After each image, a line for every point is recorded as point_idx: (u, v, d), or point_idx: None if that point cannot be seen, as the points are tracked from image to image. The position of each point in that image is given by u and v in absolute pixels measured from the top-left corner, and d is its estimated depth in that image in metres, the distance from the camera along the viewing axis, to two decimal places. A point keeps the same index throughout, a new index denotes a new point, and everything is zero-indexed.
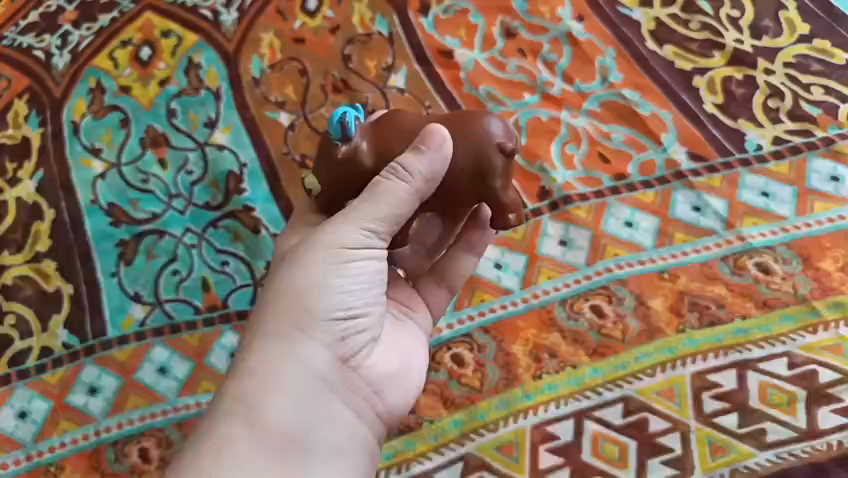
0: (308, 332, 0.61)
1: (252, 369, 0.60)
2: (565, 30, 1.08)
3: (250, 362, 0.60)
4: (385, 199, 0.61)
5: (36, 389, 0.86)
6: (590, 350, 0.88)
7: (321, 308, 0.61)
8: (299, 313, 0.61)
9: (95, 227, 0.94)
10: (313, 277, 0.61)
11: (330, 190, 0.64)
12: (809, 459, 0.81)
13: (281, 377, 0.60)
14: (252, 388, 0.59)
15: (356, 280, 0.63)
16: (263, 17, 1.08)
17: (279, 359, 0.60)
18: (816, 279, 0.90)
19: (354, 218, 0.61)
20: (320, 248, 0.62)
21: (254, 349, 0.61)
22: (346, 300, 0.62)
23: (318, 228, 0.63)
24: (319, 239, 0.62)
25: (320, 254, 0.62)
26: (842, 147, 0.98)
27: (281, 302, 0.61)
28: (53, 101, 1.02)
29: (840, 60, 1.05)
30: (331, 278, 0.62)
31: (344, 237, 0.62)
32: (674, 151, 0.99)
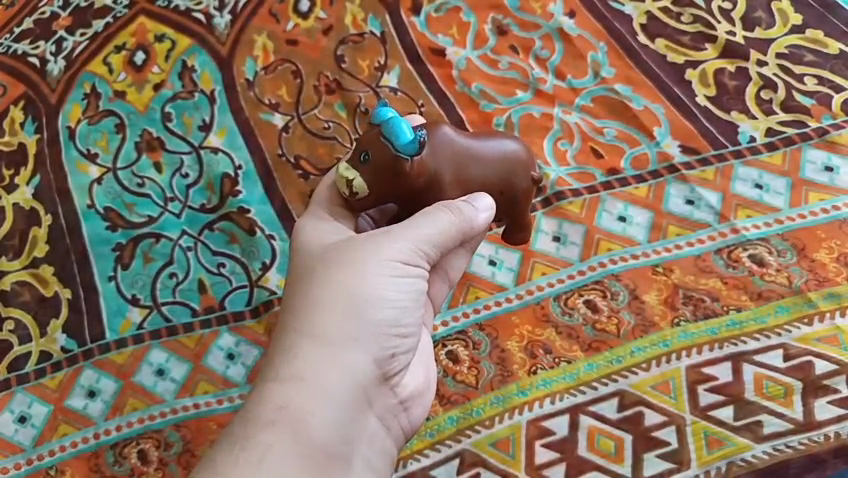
0: (354, 342, 0.60)
1: (299, 374, 0.59)
2: (557, 26, 1.09)
3: (295, 367, 0.59)
4: (436, 229, 0.62)
5: (36, 394, 0.87)
6: (584, 344, 0.89)
7: (372, 322, 0.61)
8: (350, 322, 0.60)
9: (93, 232, 0.95)
10: (361, 289, 0.61)
11: (372, 196, 0.63)
12: (806, 450, 0.81)
13: (330, 386, 0.59)
14: (300, 397, 0.58)
15: (406, 298, 0.63)
16: (256, 19, 1.08)
17: (328, 367, 0.59)
18: (811, 270, 0.90)
19: (408, 238, 0.62)
20: (376, 259, 0.61)
21: (299, 353, 0.59)
22: (389, 314, 0.62)
23: (367, 238, 0.63)
24: (374, 250, 0.62)
25: (370, 266, 0.61)
26: (836, 137, 0.98)
27: (333, 307, 0.60)
28: (49, 107, 1.03)
29: (834, 50, 1.05)
30: (385, 291, 0.61)
31: (396, 253, 0.62)
32: (667, 144, 0.99)
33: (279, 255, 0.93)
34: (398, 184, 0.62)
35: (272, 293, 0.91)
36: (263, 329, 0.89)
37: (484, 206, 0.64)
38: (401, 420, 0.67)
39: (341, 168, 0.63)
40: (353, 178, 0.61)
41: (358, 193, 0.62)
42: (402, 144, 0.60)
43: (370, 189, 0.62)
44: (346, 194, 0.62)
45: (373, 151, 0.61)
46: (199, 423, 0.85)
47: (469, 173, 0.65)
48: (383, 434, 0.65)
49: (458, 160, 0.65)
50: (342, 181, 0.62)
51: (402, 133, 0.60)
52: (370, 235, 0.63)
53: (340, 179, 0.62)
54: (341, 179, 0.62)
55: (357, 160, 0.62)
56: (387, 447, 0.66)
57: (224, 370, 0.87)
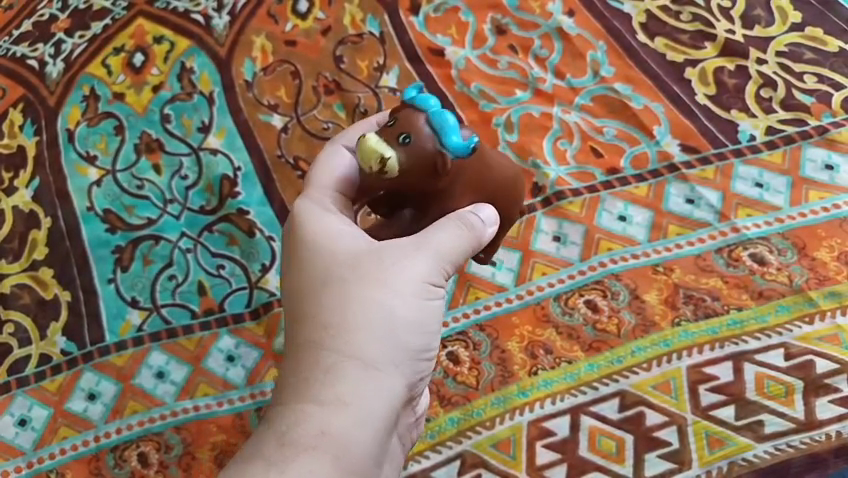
0: (395, 366, 0.59)
1: (341, 399, 0.57)
2: (556, 26, 1.08)
3: (337, 391, 0.57)
4: (453, 245, 0.61)
5: (36, 397, 0.87)
6: (584, 345, 0.89)
7: (411, 345, 0.60)
8: (389, 345, 0.58)
9: (92, 234, 0.95)
10: (403, 311, 0.59)
11: (399, 179, 0.60)
12: (807, 450, 0.81)
13: (372, 412, 0.57)
14: (344, 424, 0.56)
15: (435, 317, 0.61)
16: (254, 20, 1.08)
17: (370, 393, 0.57)
18: (811, 269, 0.90)
19: (440, 257, 0.60)
20: (411, 277, 0.59)
21: (339, 376, 0.57)
22: (424, 336, 0.61)
23: (399, 253, 0.60)
24: (411, 269, 0.60)
25: (410, 287, 0.59)
26: (836, 135, 0.98)
27: (372, 328, 0.58)
28: (48, 110, 1.02)
29: (833, 48, 1.05)
30: (421, 312, 0.60)
31: (431, 275, 0.60)
32: (666, 143, 0.99)
33: (279, 256, 0.93)
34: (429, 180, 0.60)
35: (272, 294, 0.91)
36: (263, 331, 0.89)
37: (492, 218, 0.63)
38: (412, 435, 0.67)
39: (373, 140, 0.59)
40: (389, 155, 0.58)
41: (387, 173, 0.59)
42: (450, 142, 0.59)
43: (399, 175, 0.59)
44: (371, 169, 0.59)
45: (416, 138, 0.59)
46: (199, 425, 0.84)
47: (486, 181, 0.63)
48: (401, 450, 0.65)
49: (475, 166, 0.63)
50: (374, 155, 0.58)
51: (453, 131, 0.59)
52: (402, 249, 0.60)
53: (371, 152, 0.58)
54: (374, 152, 0.58)
55: (395, 141, 0.60)
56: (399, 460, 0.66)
57: (224, 372, 0.87)
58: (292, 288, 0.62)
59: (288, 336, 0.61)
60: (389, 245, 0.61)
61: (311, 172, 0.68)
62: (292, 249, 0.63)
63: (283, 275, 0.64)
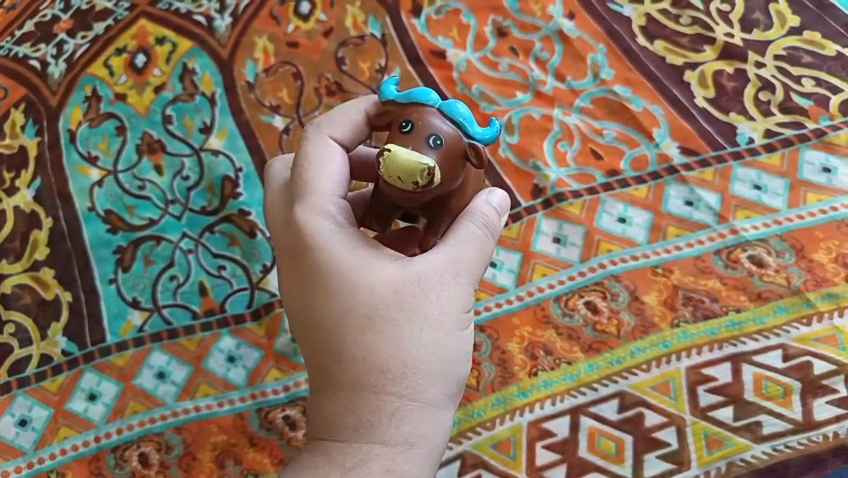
0: (447, 397, 0.60)
1: (408, 439, 0.57)
2: (556, 28, 1.09)
3: (403, 432, 0.57)
4: (480, 258, 0.63)
5: (36, 397, 0.87)
6: (585, 346, 0.89)
7: (459, 373, 0.61)
8: (445, 380, 0.59)
9: (93, 234, 0.95)
10: (453, 344, 0.60)
11: (437, 187, 0.61)
12: (805, 450, 0.81)
13: (433, 444, 0.59)
14: (411, 461, 0.58)
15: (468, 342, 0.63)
16: (257, 21, 1.08)
17: (432, 430, 0.59)
18: (809, 270, 0.90)
19: (470, 279, 0.62)
20: (455, 309, 0.60)
21: (404, 416, 0.57)
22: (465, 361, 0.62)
23: (438, 281, 0.60)
24: (452, 299, 0.60)
25: (455, 318, 0.60)
26: (834, 138, 0.99)
27: (432, 367, 0.59)
28: (50, 110, 1.02)
29: (830, 52, 1.05)
30: (464, 343, 0.61)
31: (467, 301, 0.61)
32: (666, 145, 1.00)
33: None
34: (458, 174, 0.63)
35: (273, 295, 0.91)
36: (264, 331, 0.89)
37: (505, 204, 0.67)
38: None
39: (406, 154, 0.58)
40: (432, 164, 0.58)
41: (431, 184, 0.59)
42: (472, 127, 0.62)
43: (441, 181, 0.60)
44: (415, 183, 0.59)
45: (442, 137, 0.61)
46: (200, 426, 0.85)
47: (480, 174, 0.68)
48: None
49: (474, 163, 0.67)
50: (420, 169, 0.58)
51: (469, 116, 0.62)
52: (440, 276, 0.60)
53: (415, 168, 0.58)
54: (416, 166, 0.58)
55: (428, 145, 0.60)
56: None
57: (225, 373, 0.87)
58: (328, 321, 0.59)
59: (330, 372, 0.59)
60: (429, 273, 0.60)
61: (307, 170, 0.64)
62: (317, 275, 0.60)
63: (305, 301, 0.61)
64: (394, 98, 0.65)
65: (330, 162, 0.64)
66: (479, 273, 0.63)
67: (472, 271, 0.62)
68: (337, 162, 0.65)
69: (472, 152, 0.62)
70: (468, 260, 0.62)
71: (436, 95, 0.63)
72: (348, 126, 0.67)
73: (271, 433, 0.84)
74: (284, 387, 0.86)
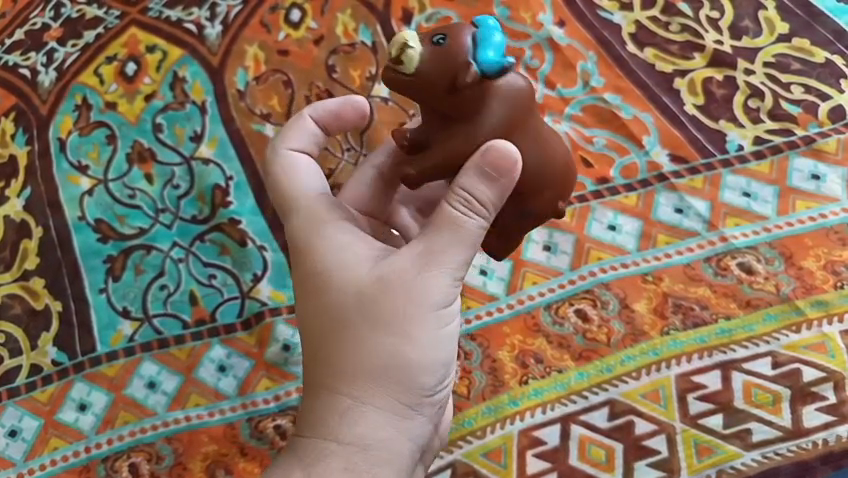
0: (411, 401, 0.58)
1: (363, 442, 0.56)
2: (546, 36, 1.09)
3: (357, 436, 0.56)
4: (456, 239, 0.56)
5: (26, 408, 0.87)
6: (575, 353, 0.89)
7: (429, 378, 0.58)
8: (408, 385, 0.57)
9: (84, 243, 0.95)
10: (416, 349, 0.56)
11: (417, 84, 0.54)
12: (795, 458, 0.81)
13: (391, 446, 0.58)
14: (369, 466, 0.57)
15: (452, 340, 0.59)
16: (247, 29, 1.08)
17: (391, 432, 0.57)
18: (798, 278, 0.91)
19: (445, 272, 0.56)
20: (423, 311, 0.56)
21: (359, 420, 0.56)
22: (443, 363, 0.59)
23: (407, 280, 0.55)
24: (420, 300, 0.55)
25: (422, 321, 0.56)
26: (823, 145, 0.99)
27: (391, 373, 0.56)
28: (40, 119, 1.02)
29: (819, 59, 1.06)
30: (437, 346, 0.57)
31: (442, 299, 0.56)
32: (655, 153, 1.00)
33: (270, 266, 0.93)
34: (460, 106, 0.54)
35: (263, 304, 0.91)
36: (255, 341, 0.89)
37: (512, 169, 0.54)
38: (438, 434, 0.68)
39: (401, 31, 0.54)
40: (411, 46, 0.53)
41: (402, 64, 0.54)
42: (485, 49, 0.53)
43: (415, 73, 0.54)
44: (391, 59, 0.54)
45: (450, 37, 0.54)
46: (191, 435, 0.85)
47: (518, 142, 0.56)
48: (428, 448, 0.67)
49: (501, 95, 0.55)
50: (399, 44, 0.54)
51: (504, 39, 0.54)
52: (412, 276, 0.55)
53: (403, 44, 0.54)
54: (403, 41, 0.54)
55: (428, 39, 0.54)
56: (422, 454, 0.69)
57: (216, 382, 0.87)
58: (306, 319, 0.59)
59: (307, 368, 0.59)
60: (396, 272, 0.56)
61: (274, 184, 0.65)
62: (299, 273, 0.59)
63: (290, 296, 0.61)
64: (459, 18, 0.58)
65: (295, 167, 0.65)
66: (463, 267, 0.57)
67: (452, 266, 0.56)
68: (307, 166, 0.66)
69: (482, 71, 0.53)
70: (445, 254, 0.56)
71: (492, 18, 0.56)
72: (300, 134, 0.67)
73: (262, 443, 0.84)
74: (275, 396, 0.86)
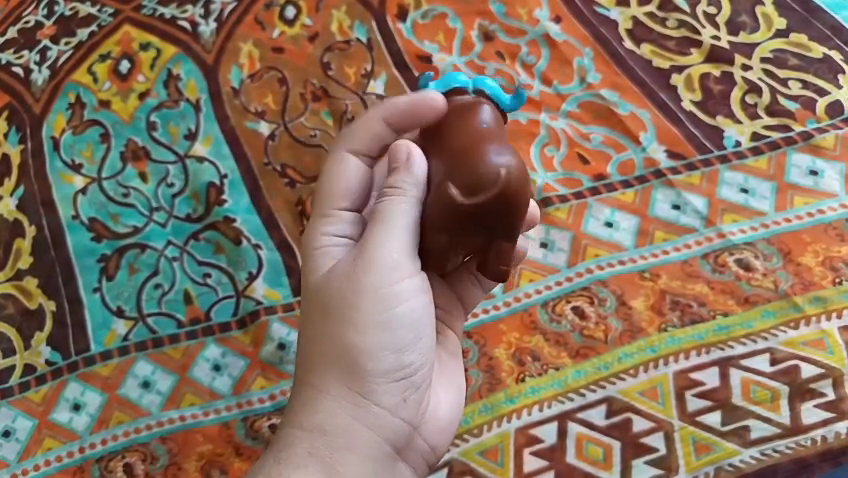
0: (365, 389, 0.59)
1: (321, 427, 0.59)
2: (543, 32, 1.08)
3: (316, 422, 0.59)
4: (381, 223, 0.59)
5: (20, 408, 0.86)
6: (572, 351, 0.89)
7: (381, 364, 0.59)
8: (357, 369, 0.59)
9: (77, 242, 0.95)
10: (362, 332, 0.59)
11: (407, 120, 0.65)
12: (793, 455, 0.81)
13: (350, 434, 0.59)
14: (332, 452, 0.58)
15: (405, 325, 0.60)
16: (242, 27, 1.07)
17: (349, 419, 0.59)
18: (797, 274, 0.90)
19: (385, 257, 0.59)
20: (366, 295, 0.59)
21: (317, 406, 0.59)
22: (398, 351, 0.60)
23: (353, 272, 0.60)
24: (363, 285, 0.59)
25: (366, 304, 0.59)
26: (821, 141, 0.99)
27: (339, 358, 0.59)
28: (33, 117, 1.02)
29: (817, 54, 1.05)
30: (386, 331, 0.59)
31: (385, 281, 0.59)
32: (653, 149, 1.00)
33: (265, 265, 0.93)
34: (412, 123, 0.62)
35: (259, 302, 0.90)
36: (250, 340, 0.89)
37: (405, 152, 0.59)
38: (442, 440, 0.66)
39: None
40: None
41: None
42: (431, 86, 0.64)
43: None
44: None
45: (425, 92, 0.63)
46: (185, 435, 0.84)
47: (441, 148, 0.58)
48: (429, 456, 0.66)
49: (416, 101, 0.60)
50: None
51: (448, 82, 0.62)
52: (356, 267, 0.60)
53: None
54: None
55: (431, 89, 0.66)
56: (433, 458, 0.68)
57: (211, 381, 0.87)
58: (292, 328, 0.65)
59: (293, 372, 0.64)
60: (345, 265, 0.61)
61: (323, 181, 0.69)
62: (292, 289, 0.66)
63: None
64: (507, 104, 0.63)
65: (340, 172, 0.67)
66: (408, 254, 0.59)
67: (391, 252, 0.59)
68: (354, 181, 0.67)
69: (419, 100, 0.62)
70: (382, 241, 0.59)
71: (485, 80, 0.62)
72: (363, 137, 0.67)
73: (257, 442, 0.83)
74: (270, 396, 0.86)
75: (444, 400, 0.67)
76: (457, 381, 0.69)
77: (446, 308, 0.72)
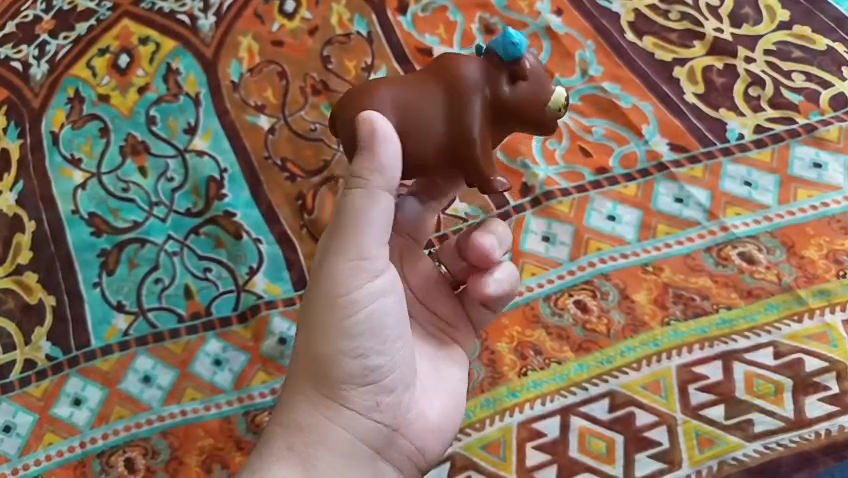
0: (331, 392, 0.59)
1: (294, 425, 0.59)
2: (544, 25, 1.08)
3: (290, 421, 0.60)
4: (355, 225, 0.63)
5: (20, 403, 0.86)
6: (575, 345, 0.88)
7: (345, 370, 0.58)
8: (323, 377, 0.59)
9: (77, 237, 0.94)
10: (323, 338, 0.58)
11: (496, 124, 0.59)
12: (797, 448, 0.80)
13: (319, 434, 0.59)
14: (307, 448, 0.59)
15: (372, 333, 0.58)
16: (241, 20, 1.07)
17: (316, 419, 0.59)
18: (800, 267, 0.90)
19: (339, 259, 0.56)
20: (324, 301, 0.57)
21: (289, 410, 0.60)
22: (363, 357, 0.58)
23: (316, 275, 0.58)
24: (320, 291, 0.57)
25: (325, 311, 0.57)
26: (825, 133, 0.98)
27: (308, 363, 0.59)
28: (32, 112, 1.01)
29: (820, 46, 1.05)
30: (345, 337, 0.58)
31: (341, 287, 0.57)
32: (655, 142, 0.99)
33: (266, 259, 0.92)
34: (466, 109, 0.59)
35: (259, 297, 0.90)
36: (250, 334, 0.88)
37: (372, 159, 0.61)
38: (431, 442, 0.64)
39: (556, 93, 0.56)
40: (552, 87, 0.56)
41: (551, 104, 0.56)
42: None
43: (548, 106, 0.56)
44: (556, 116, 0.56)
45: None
46: (186, 430, 0.84)
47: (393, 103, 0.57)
48: (417, 455, 0.63)
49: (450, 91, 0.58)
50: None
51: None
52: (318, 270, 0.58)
53: (550, 100, 0.55)
54: (556, 97, 0.55)
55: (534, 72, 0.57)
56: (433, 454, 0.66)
57: (212, 376, 0.86)
58: None
59: None
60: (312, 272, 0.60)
61: None
62: None
63: None
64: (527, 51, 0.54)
65: None
66: (355, 252, 0.56)
67: (342, 256, 0.56)
68: None
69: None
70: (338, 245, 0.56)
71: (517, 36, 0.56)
72: None
73: (257, 436, 0.83)
74: (271, 390, 0.85)
75: (435, 399, 0.65)
76: (453, 383, 0.67)
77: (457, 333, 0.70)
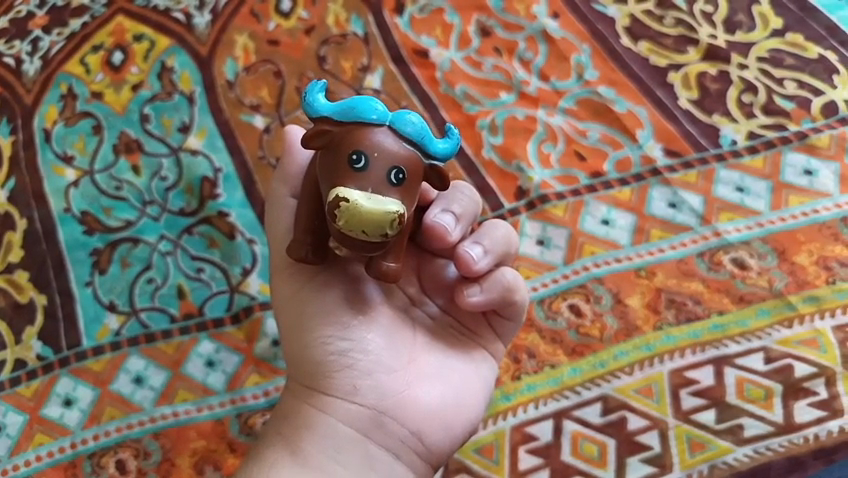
0: (308, 379, 0.61)
1: (284, 417, 0.61)
2: (540, 28, 1.08)
3: (282, 417, 0.62)
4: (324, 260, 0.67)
5: (10, 403, 0.85)
6: (568, 349, 0.88)
7: (315, 356, 0.61)
8: (300, 368, 0.62)
9: (69, 236, 0.93)
10: (292, 333, 0.62)
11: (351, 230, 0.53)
12: (786, 452, 0.81)
13: (303, 419, 0.60)
14: (294, 435, 0.60)
15: (326, 319, 0.61)
16: (237, 18, 1.06)
17: (301, 406, 0.61)
18: (791, 273, 0.91)
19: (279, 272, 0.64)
20: (287, 300, 0.63)
21: (282, 408, 0.62)
22: (328, 341, 0.61)
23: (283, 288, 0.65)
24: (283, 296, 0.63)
25: (288, 311, 0.63)
26: (816, 141, 0.99)
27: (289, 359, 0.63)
28: (24, 108, 1.00)
29: (812, 54, 1.06)
30: (306, 326, 0.61)
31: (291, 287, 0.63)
32: (649, 147, 0.99)
33: (260, 260, 0.92)
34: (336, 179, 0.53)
35: (253, 298, 0.90)
36: (244, 335, 0.88)
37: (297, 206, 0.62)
38: (432, 429, 0.61)
39: (364, 204, 0.49)
40: (344, 196, 0.49)
41: (337, 217, 0.49)
42: (429, 142, 0.52)
43: (345, 223, 0.49)
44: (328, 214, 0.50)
45: (409, 173, 0.51)
46: (178, 432, 0.83)
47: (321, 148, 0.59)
48: (417, 442, 0.61)
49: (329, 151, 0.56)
50: (388, 220, 0.49)
51: (427, 131, 0.51)
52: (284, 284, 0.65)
53: (331, 191, 0.50)
54: (333, 192, 0.50)
55: (388, 180, 0.50)
56: (444, 445, 0.62)
57: (204, 377, 0.86)
58: None
59: None
60: None
61: None
62: None
63: None
64: (328, 113, 0.52)
65: None
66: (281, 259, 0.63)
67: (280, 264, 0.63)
68: None
69: (431, 174, 0.52)
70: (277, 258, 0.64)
71: (383, 106, 0.52)
72: None
73: (250, 438, 0.83)
74: (263, 392, 0.85)
75: (431, 385, 0.62)
76: (460, 375, 0.64)
77: (477, 341, 0.66)
